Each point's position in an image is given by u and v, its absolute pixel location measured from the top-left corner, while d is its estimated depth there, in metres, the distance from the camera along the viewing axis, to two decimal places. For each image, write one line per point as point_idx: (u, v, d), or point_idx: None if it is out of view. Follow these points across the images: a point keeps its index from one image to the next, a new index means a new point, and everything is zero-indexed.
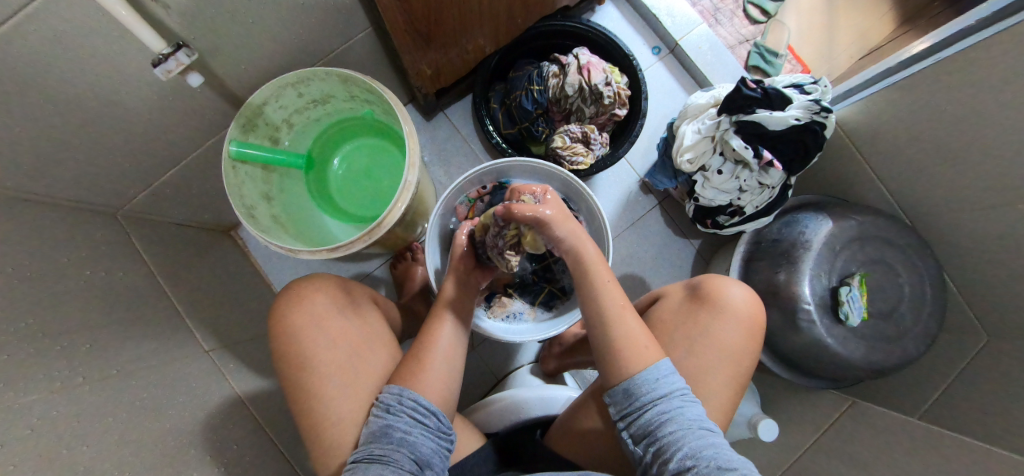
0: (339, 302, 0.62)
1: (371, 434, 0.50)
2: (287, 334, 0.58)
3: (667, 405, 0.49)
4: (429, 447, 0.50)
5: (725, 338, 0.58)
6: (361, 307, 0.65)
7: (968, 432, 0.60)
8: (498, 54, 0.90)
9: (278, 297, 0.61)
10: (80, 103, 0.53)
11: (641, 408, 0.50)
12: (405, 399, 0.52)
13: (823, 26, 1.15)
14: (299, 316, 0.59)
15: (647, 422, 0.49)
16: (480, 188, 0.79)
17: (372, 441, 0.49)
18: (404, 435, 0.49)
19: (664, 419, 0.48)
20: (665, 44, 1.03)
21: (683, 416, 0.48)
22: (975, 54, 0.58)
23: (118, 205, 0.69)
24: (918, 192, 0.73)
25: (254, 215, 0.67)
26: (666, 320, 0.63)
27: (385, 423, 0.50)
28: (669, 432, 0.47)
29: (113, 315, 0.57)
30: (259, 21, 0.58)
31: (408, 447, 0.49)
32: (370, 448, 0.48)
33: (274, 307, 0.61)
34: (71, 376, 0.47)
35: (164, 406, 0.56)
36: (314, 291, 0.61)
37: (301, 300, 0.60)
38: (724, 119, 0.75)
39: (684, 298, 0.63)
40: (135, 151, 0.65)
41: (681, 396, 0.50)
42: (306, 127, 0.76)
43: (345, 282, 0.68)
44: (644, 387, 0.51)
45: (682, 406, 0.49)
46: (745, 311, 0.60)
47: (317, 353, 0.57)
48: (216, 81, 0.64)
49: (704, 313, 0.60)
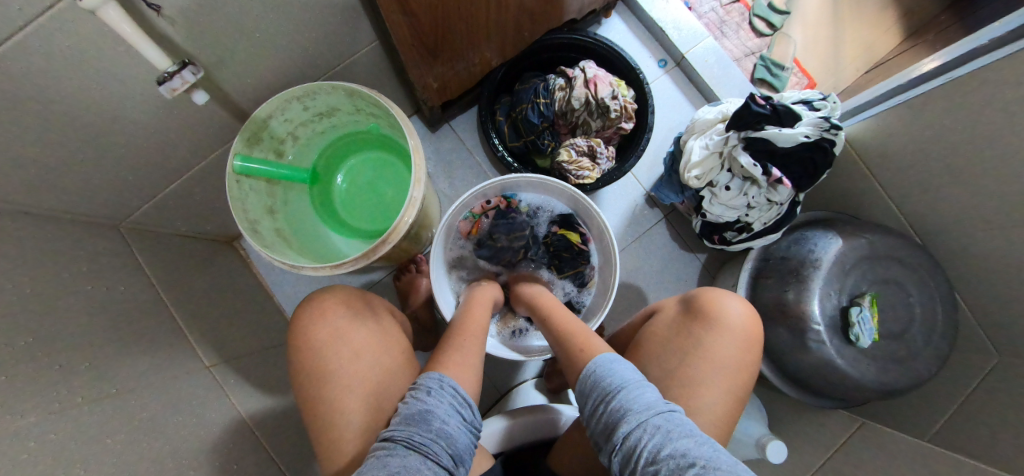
0: (358, 313, 0.61)
1: (407, 417, 0.47)
2: (308, 348, 0.57)
3: (616, 403, 0.48)
4: (464, 443, 0.48)
5: (720, 350, 0.57)
6: (381, 317, 0.65)
7: (984, 457, 0.59)
8: (504, 67, 0.90)
9: (298, 310, 0.61)
10: (84, 117, 0.52)
11: (596, 411, 0.50)
12: (445, 385, 0.52)
13: (829, 39, 1.15)
14: (322, 329, 0.58)
15: (604, 425, 0.48)
16: (484, 203, 0.78)
17: (412, 425, 0.46)
18: (442, 426, 0.47)
19: (617, 420, 0.47)
20: (671, 57, 1.03)
21: (632, 410, 0.46)
22: (988, 74, 0.57)
23: (120, 217, 0.68)
24: (928, 210, 0.72)
25: (257, 230, 0.66)
26: (659, 333, 0.63)
27: (425, 409, 0.48)
28: (623, 432, 0.45)
29: (112, 331, 0.56)
30: (266, 35, 0.58)
31: (446, 439, 0.46)
32: (410, 433, 0.45)
33: (294, 320, 0.60)
34: (70, 397, 0.46)
35: (164, 425, 0.54)
36: (335, 302, 0.61)
37: (323, 313, 0.59)
38: (732, 135, 0.74)
39: (677, 312, 0.64)
40: (139, 164, 0.64)
41: (629, 387, 0.49)
42: (311, 140, 0.76)
43: (366, 296, 0.67)
44: (594, 390, 0.51)
45: (631, 400, 0.47)
46: (742, 325, 0.59)
47: (337, 366, 0.56)
48: (221, 94, 0.63)
49: (698, 326, 0.60)
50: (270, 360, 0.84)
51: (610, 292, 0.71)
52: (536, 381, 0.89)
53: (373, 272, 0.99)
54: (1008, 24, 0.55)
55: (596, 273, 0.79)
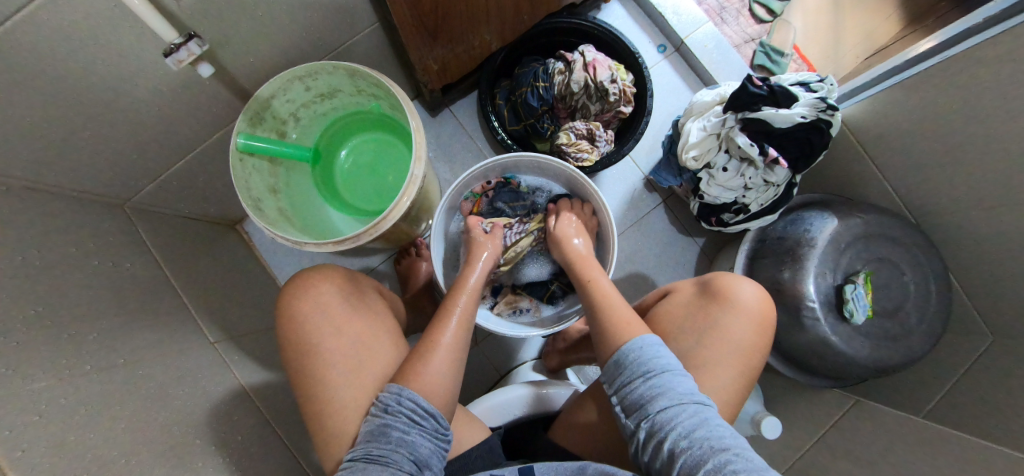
0: (345, 291, 0.62)
1: (367, 433, 0.49)
2: (294, 321, 0.58)
3: (657, 380, 0.49)
4: (428, 447, 0.49)
5: (736, 331, 0.58)
6: (368, 297, 0.66)
7: (972, 430, 0.60)
8: (504, 50, 0.91)
9: (287, 286, 0.62)
10: (91, 95, 0.53)
11: (632, 382, 0.50)
12: (404, 399, 0.51)
13: (828, 25, 1.15)
14: (306, 304, 0.59)
15: (638, 397, 0.49)
16: (485, 184, 0.79)
17: (371, 441, 0.48)
18: (402, 435, 0.48)
19: (655, 395, 0.48)
20: (670, 43, 1.03)
21: (673, 391, 0.47)
22: (982, 52, 0.57)
23: (125, 197, 0.69)
24: (921, 191, 0.73)
25: (261, 207, 0.67)
26: (676, 312, 0.63)
27: (383, 423, 0.49)
28: (660, 408, 0.46)
29: (118, 305, 0.58)
30: (268, 15, 0.58)
31: (407, 447, 0.48)
32: (368, 448, 0.47)
33: (282, 295, 0.61)
34: (79, 365, 0.47)
35: (170, 395, 0.56)
36: (321, 279, 0.62)
37: (308, 288, 0.60)
38: (730, 117, 0.75)
39: (693, 293, 0.64)
40: (144, 143, 0.65)
41: (670, 369, 0.50)
42: (313, 120, 0.77)
43: (353, 275, 0.68)
44: (634, 363, 0.51)
45: (673, 381, 0.48)
46: (757, 307, 0.59)
47: (323, 340, 0.57)
48: (225, 73, 0.64)
49: (715, 305, 0.60)
50: (271, 340, 0.85)
51: (609, 268, 0.72)
52: (535, 362, 0.91)
53: (375, 255, 1.01)
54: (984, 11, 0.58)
55: (594, 251, 0.80)
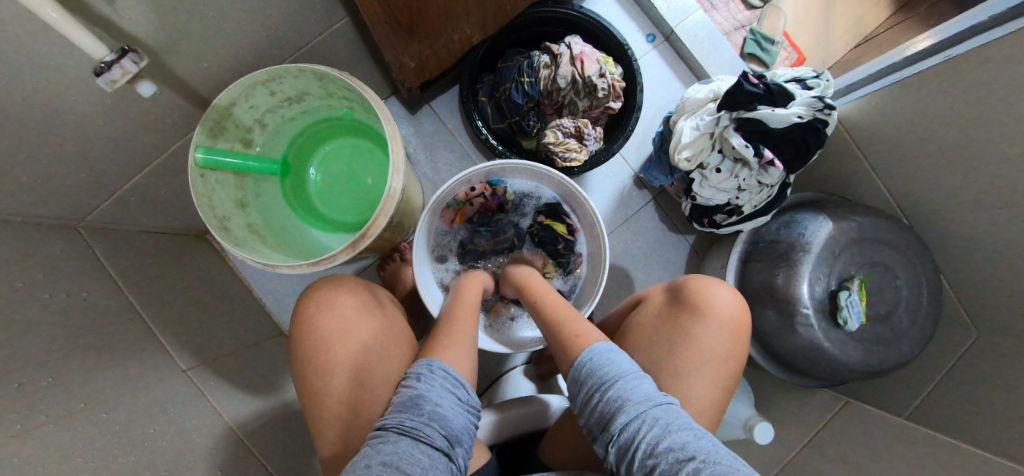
0: (368, 306, 0.59)
1: (400, 404, 0.46)
2: (315, 340, 0.54)
3: (613, 392, 0.47)
4: (460, 424, 0.46)
5: (708, 341, 0.56)
6: (387, 308, 0.63)
7: (961, 433, 0.60)
8: (486, 43, 0.85)
9: (301, 301, 0.58)
10: (22, 111, 0.47)
11: (591, 400, 0.48)
12: (435, 368, 0.50)
13: (819, 10, 1.11)
14: (329, 320, 0.55)
15: (600, 415, 0.47)
16: (469, 190, 0.74)
17: (402, 412, 0.45)
18: (434, 409, 0.46)
19: (614, 410, 0.45)
20: (660, 32, 0.99)
21: (630, 401, 0.45)
22: (985, 53, 0.55)
23: (77, 216, 0.62)
24: (914, 192, 0.72)
25: (227, 227, 0.61)
26: (647, 324, 0.61)
27: (416, 394, 0.47)
28: (621, 424, 0.44)
29: (77, 341, 0.53)
30: (223, 14, 0.52)
31: (439, 422, 0.45)
32: (400, 419, 0.44)
33: (297, 311, 0.57)
34: (32, 417, 0.43)
35: (140, 438, 0.52)
36: (343, 293, 0.58)
37: (329, 303, 0.57)
38: (724, 115, 0.72)
39: (664, 302, 0.62)
40: (92, 158, 0.59)
41: (625, 376, 0.48)
42: (280, 126, 0.71)
43: (369, 286, 0.65)
44: (589, 378, 0.50)
45: (629, 389, 0.46)
46: (730, 315, 0.58)
47: (346, 359, 0.54)
48: (177, 79, 0.58)
49: (685, 314, 0.59)
50: (251, 357, 0.81)
51: (600, 279, 0.70)
52: (525, 367, 0.89)
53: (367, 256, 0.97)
54: (989, 9, 0.56)
55: (583, 260, 0.78)
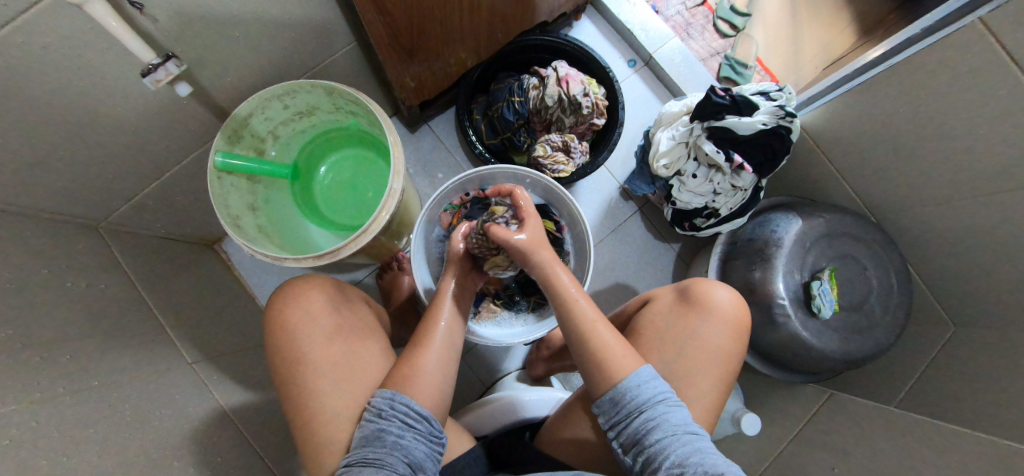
0: (334, 301, 0.63)
1: (363, 438, 0.50)
2: (282, 330, 0.58)
3: (652, 413, 0.49)
4: (422, 450, 0.49)
5: (714, 339, 0.59)
6: (356, 307, 0.66)
7: (940, 416, 0.62)
8: (480, 67, 0.94)
9: (274, 297, 0.62)
10: (67, 116, 0.53)
11: (627, 418, 0.50)
12: (397, 403, 0.52)
13: (788, 38, 1.21)
14: (295, 312, 0.59)
15: (633, 431, 0.49)
16: (463, 195, 0.81)
17: (366, 446, 0.49)
18: (397, 439, 0.49)
19: (650, 429, 0.48)
20: (640, 58, 1.08)
21: (667, 423, 0.48)
22: (920, 60, 0.62)
23: (99, 217, 0.68)
24: (880, 192, 0.77)
25: (240, 225, 0.67)
26: (657, 322, 0.62)
27: (378, 427, 0.50)
28: (655, 441, 0.47)
29: (93, 326, 0.57)
30: (244, 36, 0.60)
31: (401, 451, 0.48)
32: (364, 452, 0.48)
33: (269, 307, 0.61)
34: (50, 387, 0.46)
35: (146, 417, 0.55)
36: (310, 289, 0.62)
37: (297, 297, 0.60)
38: (697, 125, 0.79)
39: (673, 300, 0.63)
40: (118, 163, 0.65)
41: (664, 401, 0.50)
42: (291, 138, 0.78)
43: (341, 285, 0.69)
44: (630, 399, 0.51)
45: (666, 413, 0.49)
46: (732, 313, 0.60)
47: (311, 349, 0.57)
48: (202, 92, 0.65)
49: (694, 314, 0.60)
50: (253, 359, 0.84)
51: (586, 274, 0.74)
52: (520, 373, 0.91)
53: (360, 269, 1.01)
54: (923, 23, 0.61)
55: (571, 259, 0.83)
